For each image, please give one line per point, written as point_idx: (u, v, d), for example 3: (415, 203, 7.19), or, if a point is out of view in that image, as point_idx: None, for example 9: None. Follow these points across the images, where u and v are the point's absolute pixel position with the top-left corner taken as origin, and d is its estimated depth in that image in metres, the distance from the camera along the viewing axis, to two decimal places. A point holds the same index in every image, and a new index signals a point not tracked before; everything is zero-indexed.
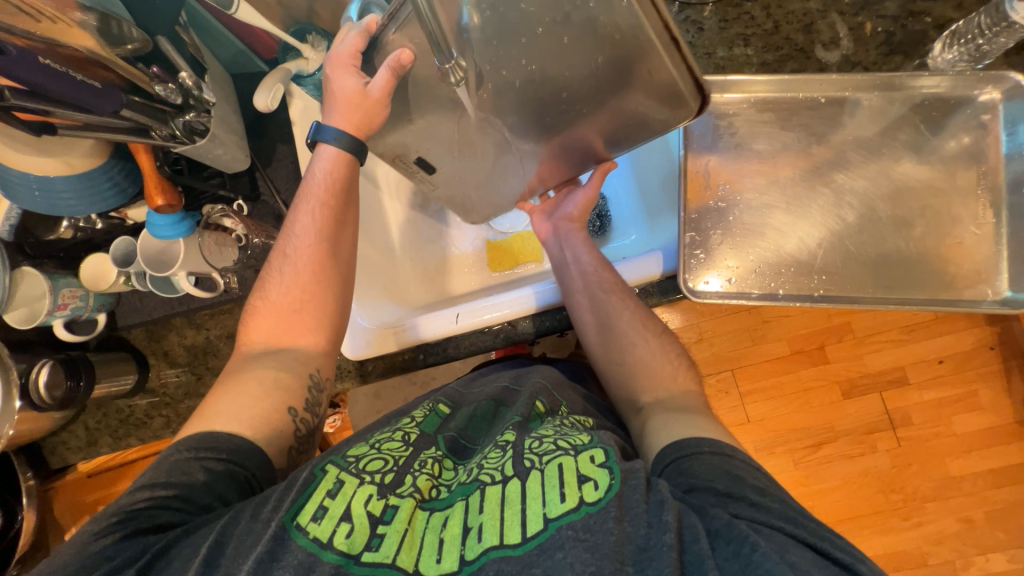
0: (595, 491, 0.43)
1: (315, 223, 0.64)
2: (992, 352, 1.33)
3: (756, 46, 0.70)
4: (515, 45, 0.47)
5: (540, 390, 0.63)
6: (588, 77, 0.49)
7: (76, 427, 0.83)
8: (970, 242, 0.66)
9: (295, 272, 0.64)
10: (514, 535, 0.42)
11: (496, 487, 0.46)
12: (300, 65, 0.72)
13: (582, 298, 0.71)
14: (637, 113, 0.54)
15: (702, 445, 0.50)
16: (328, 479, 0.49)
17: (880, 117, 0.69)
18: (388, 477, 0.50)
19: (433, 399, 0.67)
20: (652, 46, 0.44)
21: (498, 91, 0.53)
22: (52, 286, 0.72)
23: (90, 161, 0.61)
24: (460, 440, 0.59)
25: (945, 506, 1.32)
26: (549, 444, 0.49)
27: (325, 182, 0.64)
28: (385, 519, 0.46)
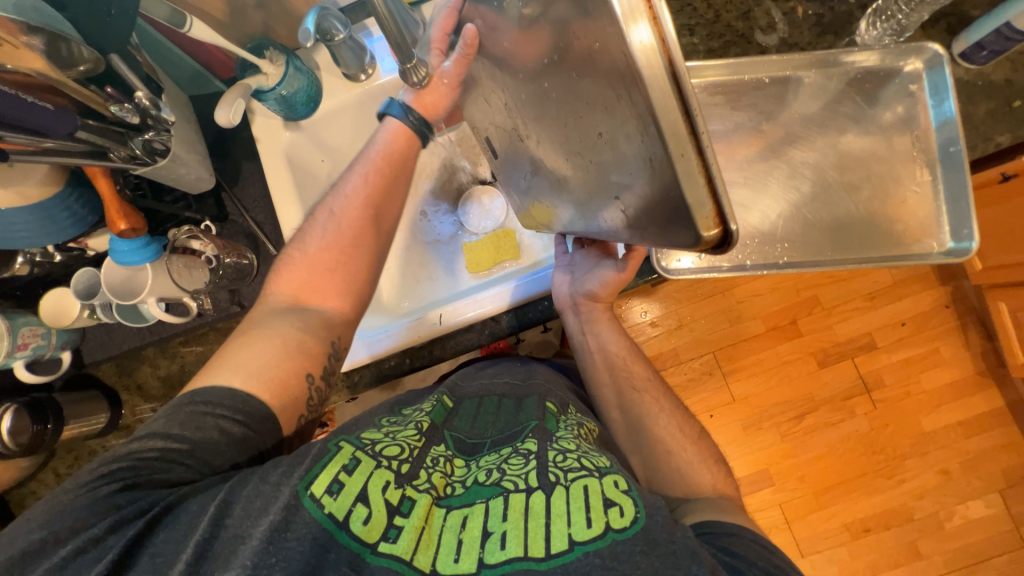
0: (621, 518, 0.45)
1: (365, 186, 0.64)
2: (947, 311, 1.42)
3: (700, 35, 0.75)
4: (541, 54, 0.39)
5: (548, 392, 0.68)
6: (598, 133, 0.38)
7: (46, 475, 0.78)
8: (912, 201, 0.70)
9: (342, 223, 0.63)
10: (538, 548, 0.44)
11: (519, 496, 0.48)
12: (261, 81, 0.71)
13: (609, 392, 0.75)
14: (647, 205, 0.37)
15: (745, 529, 0.51)
16: (343, 454, 0.51)
17: (820, 93, 0.74)
18: (405, 466, 0.52)
19: (436, 394, 0.69)
20: (646, 110, 0.30)
21: (526, 106, 0.46)
22: (10, 326, 0.68)
23: (45, 190, 0.59)
24: (467, 436, 0.62)
25: (923, 461, 1.39)
26: (573, 461, 0.52)
27: (383, 151, 0.65)
28: (402, 511, 0.48)
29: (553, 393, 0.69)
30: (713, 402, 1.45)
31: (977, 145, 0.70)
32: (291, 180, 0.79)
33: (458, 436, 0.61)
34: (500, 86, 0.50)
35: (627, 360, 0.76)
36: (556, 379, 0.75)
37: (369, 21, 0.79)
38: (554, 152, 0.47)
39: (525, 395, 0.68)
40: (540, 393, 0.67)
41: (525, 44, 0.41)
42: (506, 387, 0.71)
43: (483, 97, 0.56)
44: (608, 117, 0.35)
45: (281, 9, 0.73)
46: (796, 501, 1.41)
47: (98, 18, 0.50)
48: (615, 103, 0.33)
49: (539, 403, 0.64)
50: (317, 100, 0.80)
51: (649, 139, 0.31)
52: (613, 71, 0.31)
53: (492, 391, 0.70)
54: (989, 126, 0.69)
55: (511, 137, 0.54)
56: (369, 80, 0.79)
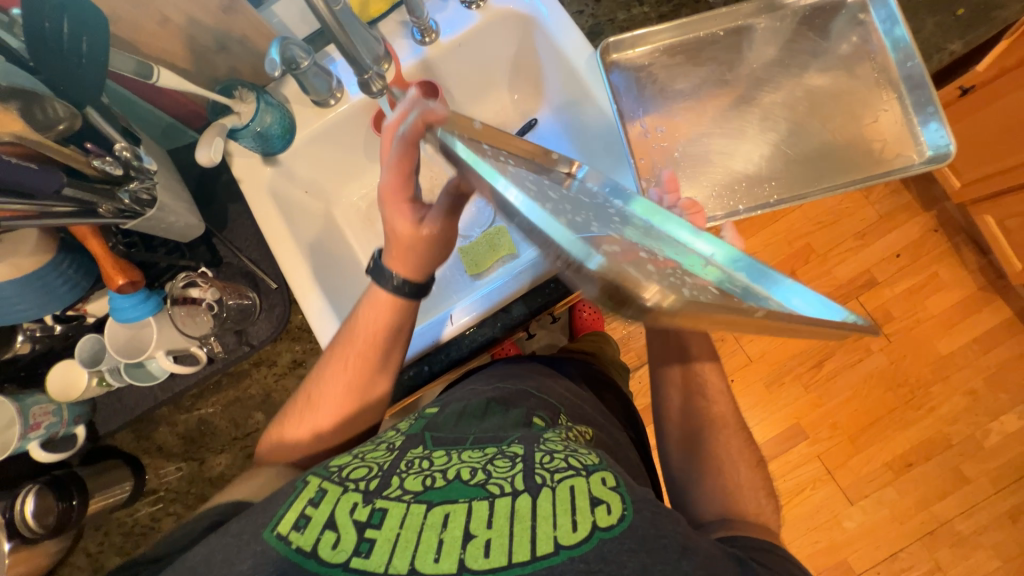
0: (608, 515, 0.44)
1: (348, 373, 0.67)
2: (938, 234, 1.44)
3: (649, 4, 0.79)
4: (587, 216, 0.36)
5: (535, 405, 0.66)
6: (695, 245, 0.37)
7: (77, 556, 0.76)
8: (883, 120, 0.72)
9: (323, 397, 0.69)
10: (522, 551, 0.42)
11: (505, 499, 0.45)
12: (234, 120, 0.72)
13: (676, 397, 0.74)
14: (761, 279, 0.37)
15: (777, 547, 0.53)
16: (310, 488, 0.49)
17: (775, 37, 0.76)
18: (374, 482, 0.49)
19: (420, 410, 0.67)
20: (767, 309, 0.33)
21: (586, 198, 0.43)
22: (20, 407, 0.67)
23: (38, 260, 0.59)
24: (449, 435, 0.58)
25: (949, 384, 1.39)
26: (560, 461, 0.50)
27: (367, 332, 0.67)
28: (373, 523, 0.45)
29: (541, 404, 0.67)
30: (732, 366, 1.44)
31: (932, 57, 0.72)
32: (279, 212, 0.79)
33: (440, 434, 0.58)
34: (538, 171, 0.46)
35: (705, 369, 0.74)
36: (550, 386, 0.74)
37: (330, 48, 0.81)
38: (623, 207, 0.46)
39: (513, 404, 0.65)
40: (527, 407, 0.65)
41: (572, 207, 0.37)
42: (495, 392, 0.69)
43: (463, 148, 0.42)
44: None
45: (244, 49, 0.75)
46: (831, 449, 1.40)
47: (69, 69, 0.51)
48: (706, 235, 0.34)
49: (524, 417, 0.62)
50: (293, 131, 0.80)
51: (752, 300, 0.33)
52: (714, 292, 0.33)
53: (481, 396, 0.67)
54: (939, 37, 0.72)
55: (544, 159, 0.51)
56: (339, 104, 0.81)
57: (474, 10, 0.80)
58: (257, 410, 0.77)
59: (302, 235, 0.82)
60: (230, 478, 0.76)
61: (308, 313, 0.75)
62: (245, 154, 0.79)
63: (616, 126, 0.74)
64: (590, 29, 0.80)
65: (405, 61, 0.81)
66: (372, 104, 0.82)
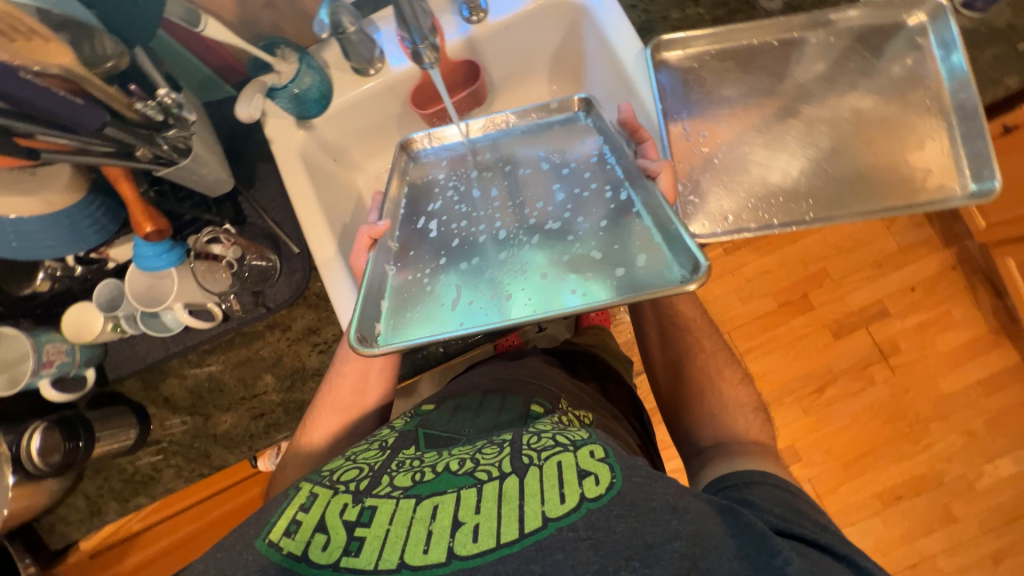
0: (595, 486, 0.44)
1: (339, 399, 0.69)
2: (956, 271, 1.43)
3: (705, 5, 0.77)
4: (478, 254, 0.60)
5: (536, 393, 0.66)
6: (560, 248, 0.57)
7: (76, 497, 0.76)
8: (930, 148, 0.71)
9: (320, 419, 0.69)
10: (511, 531, 0.42)
11: (493, 484, 0.45)
12: (274, 79, 0.71)
13: (653, 331, 0.81)
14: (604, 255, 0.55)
15: (764, 476, 0.54)
16: (302, 494, 0.49)
17: (827, 52, 0.75)
18: (364, 482, 0.49)
19: (416, 407, 0.67)
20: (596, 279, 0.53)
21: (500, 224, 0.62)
22: (35, 343, 0.67)
23: (69, 197, 0.58)
24: (441, 432, 0.58)
25: (947, 423, 1.39)
26: (547, 440, 0.50)
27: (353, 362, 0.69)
28: (363, 521, 0.44)
29: (542, 393, 0.67)
30: None
31: (987, 89, 0.71)
32: (307, 177, 0.79)
33: (432, 432, 0.58)
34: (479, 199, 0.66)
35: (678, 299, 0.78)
36: (552, 374, 0.74)
37: (376, 17, 0.81)
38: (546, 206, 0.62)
39: (510, 395, 0.65)
40: (525, 396, 0.65)
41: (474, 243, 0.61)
42: (494, 384, 0.69)
43: (428, 202, 0.69)
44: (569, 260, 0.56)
45: (290, 7, 0.74)
46: (823, 474, 1.40)
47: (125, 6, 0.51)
48: (632, 198, 0.58)
49: (522, 405, 0.62)
50: (329, 98, 0.79)
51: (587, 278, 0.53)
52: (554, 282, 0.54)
53: (478, 389, 0.68)
54: (997, 70, 0.70)
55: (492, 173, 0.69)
56: (378, 75, 0.80)
57: None
58: (268, 373, 0.76)
59: (328, 203, 0.81)
60: (234, 438, 0.76)
61: (328, 284, 0.74)
62: (279, 116, 0.79)
63: (659, 126, 0.73)
64: (640, 25, 0.78)
65: (450, 38, 0.80)
66: (412, 78, 0.81)
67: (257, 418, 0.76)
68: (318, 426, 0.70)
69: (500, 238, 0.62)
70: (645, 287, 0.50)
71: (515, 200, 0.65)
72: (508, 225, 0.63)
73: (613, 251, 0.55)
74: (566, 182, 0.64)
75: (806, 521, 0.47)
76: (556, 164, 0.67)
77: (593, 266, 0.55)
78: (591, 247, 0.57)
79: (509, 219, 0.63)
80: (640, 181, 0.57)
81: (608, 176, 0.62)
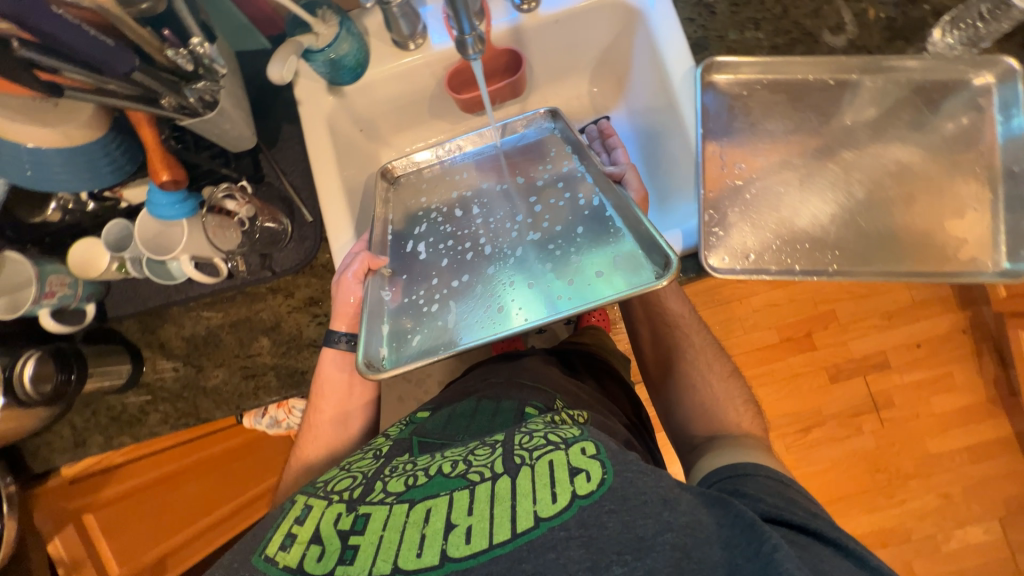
0: (587, 483, 0.43)
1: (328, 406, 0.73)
2: (965, 335, 1.41)
3: (766, 30, 0.73)
4: (464, 265, 0.68)
5: (529, 396, 0.65)
6: (539, 250, 0.65)
7: (62, 427, 0.77)
8: (970, 218, 0.69)
9: (306, 450, 0.74)
10: (503, 531, 0.42)
11: (485, 484, 0.46)
12: (311, 40, 0.69)
13: (644, 330, 0.81)
14: (586, 253, 0.62)
15: (758, 470, 0.54)
16: (297, 508, 0.49)
17: (882, 98, 0.72)
18: (357, 491, 0.50)
19: (411, 416, 0.67)
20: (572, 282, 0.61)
21: (492, 237, 0.69)
22: (39, 273, 0.68)
23: (88, 133, 0.57)
24: (436, 439, 0.58)
25: (926, 483, 1.39)
26: (539, 439, 0.50)
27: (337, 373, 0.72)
28: (357, 529, 0.45)
29: (535, 395, 0.66)
30: None
31: None
32: (330, 144, 0.77)
33: (427, 440, 0.58)
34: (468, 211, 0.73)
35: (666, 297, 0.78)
36: (549, 374, 0.73)
37: None
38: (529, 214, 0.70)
39: (504, 399, 0.65)
40: (521, 399, 0.64)
41: (466, 258, 0.68)
42: (489, 389, 0.68)
43: (415, 226, 0.74)
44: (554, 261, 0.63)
45: None
46: None
47: None
48: (604, 203, 0.65)
49: (517, 409, 0.62)
50: (364, 67, 0.77)
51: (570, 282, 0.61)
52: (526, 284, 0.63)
53: (472, 396, 0.67)
54: None
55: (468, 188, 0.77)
56: (417, 51, 0.77)
57: None
58: (264, 336, 0.76)
59: (347, 172, 0.80)
60: (223, 395, 0.76)
61: (339, 257, 0.74)
62: (311, 78, 0.77)
63: (697, 149, 0.71)
64: (695, 41, 0.74)
65: (497, 24, 0.76)
66: (452, 58, 0.79)
67: (248, 378, 0.76)
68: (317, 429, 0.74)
69: (486, 253, 0.68)
70: (622, 287, 0.57)
71: (495, 215, 0.72)
72: (492, 241, 0.69)
73: (583, 254, 0.62)
74: (543, 195, 0.71)
75: (799, 509, 0.47)
76: (532, 180, 0.74)
77: (567, 272, 0.62)
78: (563, 252, 0.64)
79: (493, 235, 0.69)
80: (611, 188, 0.64)
81: (581, 184, 0.69)
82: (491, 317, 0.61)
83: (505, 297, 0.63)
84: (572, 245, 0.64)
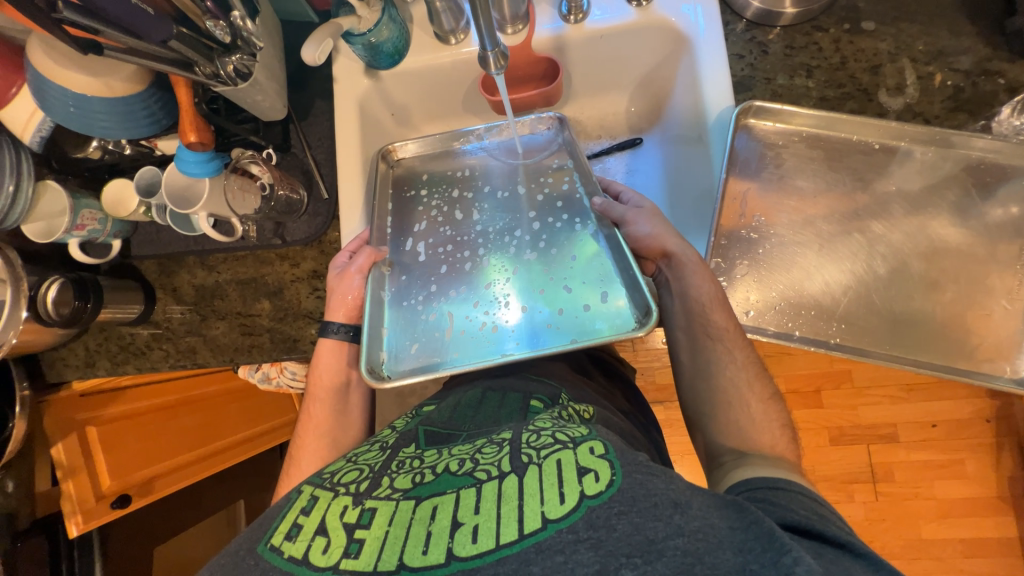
0: (596, 483, 0.44)
1: (323, 393, 0.72)
2: (987, 425, 1.32)
3: (818, 79, 0.69)
4: (461, 271, 0.71)
5: (534, 388, 0.67)
6: (535, 273, 0.69)
7: (77, 346, 0.84)
8: (999, 316, 0.64)
9: (303, 448, 0.71)
10: (510, 532, 0.42)
11: (492, 483, 0.47)
12: (352, 23, 0.69)
13: (682, 337, 0.67)
14: (578, 285, 0.66)
15: (793, 484, 0.51)
16: (304, 498, 0.52)
17: (929, 172, 0.67)
18: (364, 485, 0.52)
19: (416, 408, 0.70)
20: (562, 312, 0.65)
21: (494, 249, 0.72)
22: (74, 205, 0.72)
23: (130, 86, 0.61)
24: (441, 430, 0.61)
25: (910, 566, 1.33)
26: (547, 438, 0.51)
27: (331, 364, 0.72)
28: (363, 524, 0.47)
29: (542, 388, 0.68)
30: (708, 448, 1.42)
31: None
32: (357, 126, 0.78)
33: (432, 430, 0.61)
34: (470, 215, 0.75)
35: (709, 306, 0.64)
36: (559, 372, 0.74)
37: None
38: (531, 232, 0.72)
39: (510, 390, 0.67)
40: (525, 391, 0.66)
41: (465, 268, 0.72)
42: (491, 381, 0.70)
43: (415, 223, 0.76)
44: (549, 288, 0.67)
45: None
46: None
47: None
48: (598, 235, 0.68)
49: (522, 401, 0.64)
50: (402, 54, 0.78)
51: (561, 313, 0.65)
52: (514, 309, 0.67)
53: (477, 386, 0.70)
54: None
55: (466, 181, 0.78)
56: (457, 45, 0.77)
57: (634, 6, 0.74)
58: (266, 299, 0.80)
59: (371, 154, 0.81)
60: (221, 347, 0.80)
61: (350, 236, 0.76)
62: (350, 58, 0.79)
63: (716, 187, 0.68)
64: (740, 79, 0.71)
65: (541, 30, 0.76)
66: None
67: (245, 335, 0.80)
68: (314, 412, 0.72)
69: (483, 265, 0.71)
70: (601, 330, 0.62)
71: (494, 225, 0.74)
72: (491, 252, 0.72)
73: (574, 286, 0.66)
74: (543, 210, 0.73)
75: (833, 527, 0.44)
76: (533, 189, 0.75)
77: (559, 301, 0.66)
78: (555, 278, 0.68)
79: (492, 244, 0.72)
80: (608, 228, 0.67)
81: (577, 206, 0.71)
82: (480, 331, 0.66)
83: (500, 314, 0.67)
84: (565, 275, 0.67)
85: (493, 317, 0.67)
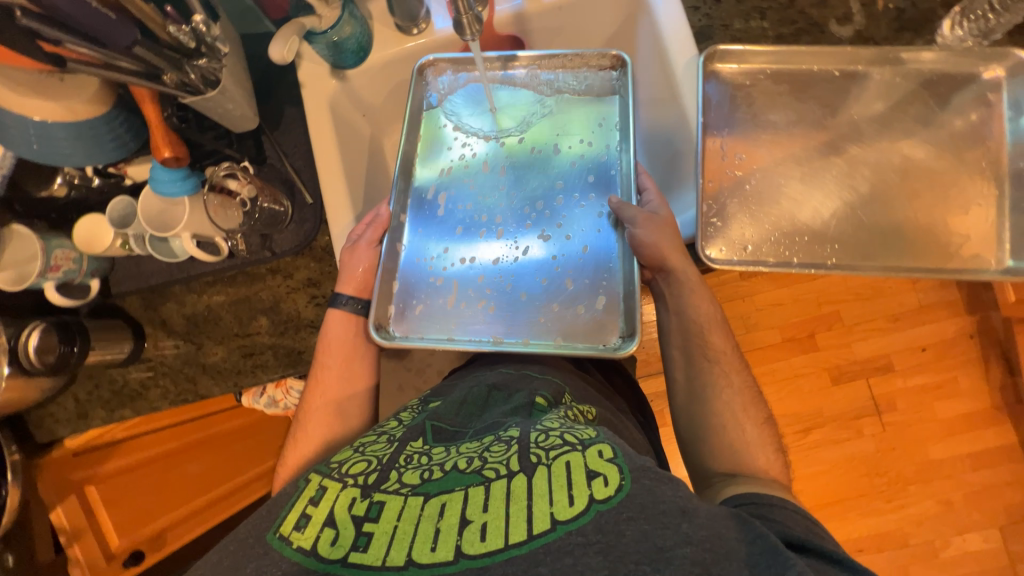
0: (605, 488, 0.42)
1: (331, 368, 0.69)
2: (971, 340, 1.38)
3: (771, 19, 0.73)
4: (473, 246, 0.73)
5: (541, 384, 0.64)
6: (538, 264, 0.70)
7: (66, 399, 0.79)
8: (974, 214, 0.68)
9: (312, 410, 0.68)
10: (519, 532, 0.41)
11: (501, 482, 0.45)
12: (313, 23, 0.69)
13: (678, 354, 0.68)
14: (576, 286, 0.67)
15: (786, 502, 0.51)
16: (311, 487, 0.50)
17: (890, 91, 0.71)
18: (371, 476, 0.50)
19: (423, 400, 0.67)
20: (563, 311, 0.67)
21: (499, 228, 0.73)
22: (45, 247, 0.69)
23: (93, 109, 0.58)
24: (450, 426, 0.58)
25: (926, 488, 1.37)
26: (555, 438, 0.49)
27: (339, 338, 0.69)
28: (371, 518, 0.45)
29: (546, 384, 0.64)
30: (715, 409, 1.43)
31: None
32: (331, 127, 0.77)
33: (440, 427, 0.58)
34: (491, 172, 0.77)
35: (708, 328, 0.67)
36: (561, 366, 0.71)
37: None
38: (528, 221, 0.73)
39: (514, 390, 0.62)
40: (530, 387, 0.62)
41: (467, 249, 0.73)
42: (499, 377, 0.66)
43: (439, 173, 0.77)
44: (556, 293, 0.68)
45: None
46: None
47: None
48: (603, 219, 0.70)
49: (527, 397, 0.60)
50: (367, 50, 0.78)
51: (563, 311, 0.67)
52: (520, 312, 0.68)
53: (483, 381, 0.66)
54: None
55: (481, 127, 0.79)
56: (420, 35, 0.78)
57: None
58: (263, 316, 0.77)
59: (348, 159, 0.80)
60: (223, 373, 0.77)
61: (339, 234, 0.75)
62: (315, 61, 0.78)
63: (698, 138, 0.68)
64: (699, 29, 0.74)
65: (501, 8, 0.78)
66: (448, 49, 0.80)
67: (246, 356, 0.77)
68: (324, 376, 0.69)
69: (498, 234, 0.73)
70: (597, 334, 0.64)
71: (515, 188, 0.75)
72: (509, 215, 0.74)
73: (576, 283, 0.67)
74: (568, 182, 0.74)
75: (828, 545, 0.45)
76: (576, 139, 0.76)
77: (557, 297, 0.67)
78: (559, 268, 0.69)
79: (505, 213, 0.74)
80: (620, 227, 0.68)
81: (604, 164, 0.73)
82: (483, 307, 0.69)
83: (504, 298, 0.69)
84: (562, 269, 0.69)
85: (493, 314, 0.68)
